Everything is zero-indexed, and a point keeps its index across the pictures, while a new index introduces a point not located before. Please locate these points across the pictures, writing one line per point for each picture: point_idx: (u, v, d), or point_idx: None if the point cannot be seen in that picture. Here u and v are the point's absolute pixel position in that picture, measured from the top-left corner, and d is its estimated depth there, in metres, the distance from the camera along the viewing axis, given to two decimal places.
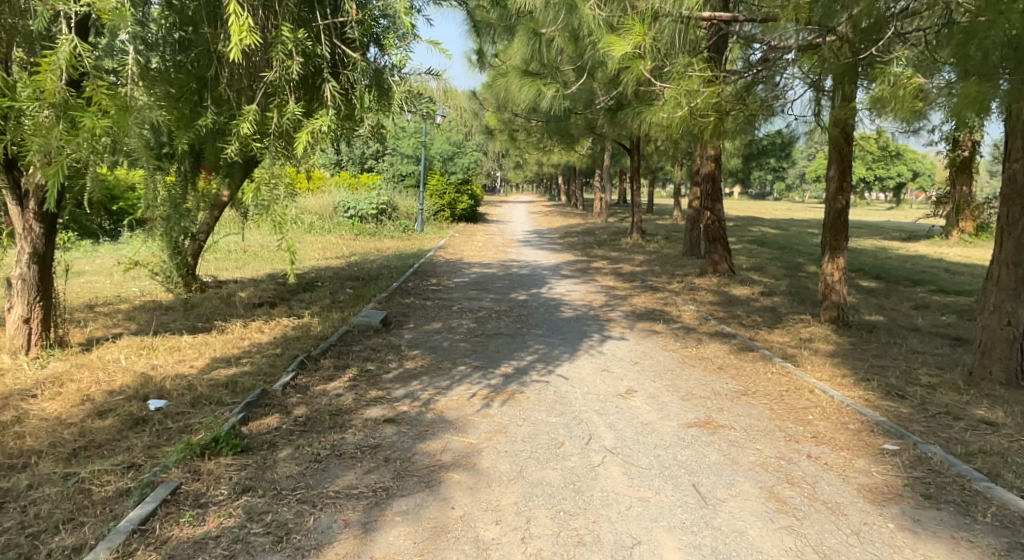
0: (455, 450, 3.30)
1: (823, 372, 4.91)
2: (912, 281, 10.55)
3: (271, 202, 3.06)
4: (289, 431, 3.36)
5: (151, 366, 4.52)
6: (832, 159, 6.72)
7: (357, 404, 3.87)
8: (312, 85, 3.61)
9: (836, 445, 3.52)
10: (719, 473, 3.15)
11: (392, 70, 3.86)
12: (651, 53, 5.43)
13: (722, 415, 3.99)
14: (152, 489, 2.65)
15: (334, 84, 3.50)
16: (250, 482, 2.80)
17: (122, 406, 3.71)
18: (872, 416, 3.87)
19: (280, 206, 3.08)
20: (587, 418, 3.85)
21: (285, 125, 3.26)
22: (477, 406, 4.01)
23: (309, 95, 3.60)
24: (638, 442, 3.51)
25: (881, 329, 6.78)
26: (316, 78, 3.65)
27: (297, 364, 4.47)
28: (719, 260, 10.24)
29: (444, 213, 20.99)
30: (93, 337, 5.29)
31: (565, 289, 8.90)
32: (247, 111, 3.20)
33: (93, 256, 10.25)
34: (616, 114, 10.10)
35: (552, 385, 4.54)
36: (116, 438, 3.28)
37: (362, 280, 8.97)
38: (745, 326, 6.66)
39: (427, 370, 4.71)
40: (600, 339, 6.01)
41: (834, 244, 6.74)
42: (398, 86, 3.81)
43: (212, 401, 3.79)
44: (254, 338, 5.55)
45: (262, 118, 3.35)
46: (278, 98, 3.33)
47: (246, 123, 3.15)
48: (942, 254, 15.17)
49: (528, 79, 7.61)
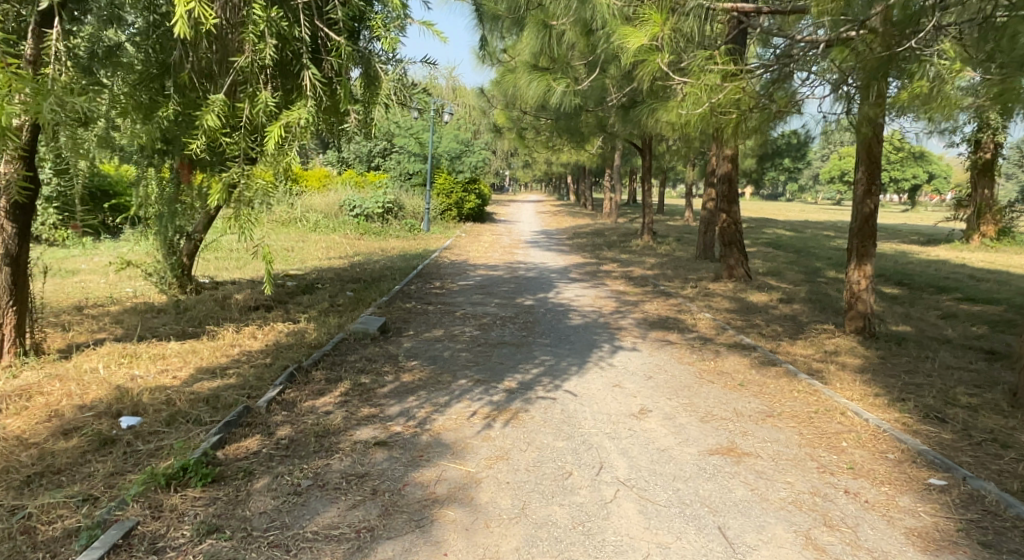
0: (451, 481, 2.97)
1: (853, 392, 4.55)
2: (936, 287, 10.13)
3: (240, 205, 2.79)
4: (268, 457, 3.03)
5: (130, 377, 4.22)
6: (860, 159, 6.38)
7: (346, 424, 3.54)
8: (289, 72, 3.30)
9: (876, 480, 3.16)
10: (747, 512, 2.81)
11: (381, 56, 3.54)
12: (670, 45, 5.02)
13: (746, 441, 3.65)
14: (102, 531, 2.35)
15: (315, 71, 3.18)
16: (217, 520, 2.49)
17: (90, 424, 3.40)
18: (913, 443, 3.51)
19: (250, 209, 2.81)
20: (599, 443, 3.51)
21: (258, 119, 2.97)
22: (478, 427, 3.68)
23: (287, 82, 3.29)
24: (654, 473, 3.17)
25: (910, 341, 6.40)
26: (294, 63, 3.35)
27: (286, 377, 4.15)
28: (735, 265, 9.86)
29: (452, 212, 20.70)
30: (75, 342, 5.00)
31: (574, 294, 8.56)
32: (215, 101, 2.92)
33: (90, 254, 10.00)
34: (628, 111, 9.73)
35: (560, 402, 4.20)
36: (78, 463, 2.97)
37: (364, 282, 8.66)
38: (764, 337, 6.30)
39: (425, 385, 4.39)
40: (611, 350, 5.66)
41: (861, 250, 6.38)
42: (389, 73, 3.49)
43: (189, 420, 3.46)
44: (244, 345, 5.25)
45: (233, 109, 3.06)
46: (250, 88, 3.04)
47: (212, 116, 2.86)
48: (965, 259, 14.67)
49: (537, 74, 7.25)
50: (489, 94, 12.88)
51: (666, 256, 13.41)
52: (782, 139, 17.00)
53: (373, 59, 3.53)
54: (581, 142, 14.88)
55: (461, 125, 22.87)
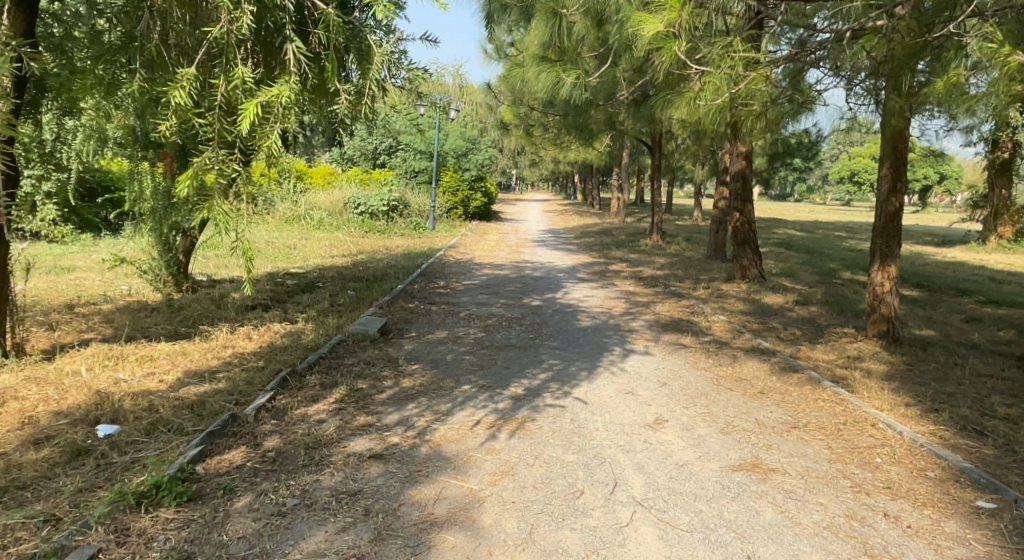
0: (451, 500, 2.71)
1: (882, 401, 4.26)
2: (957, 290, 9.79)
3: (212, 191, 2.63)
4: (252, 472, 2.78)
5: (113, 380, 3.97)
6: (885, 155, 6.09)
7: (339, 434, 3.29)
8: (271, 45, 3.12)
9: (917, 501, 2.89)
10: (778, 539, 2.54)
11: (371, 28, 3.36)
12: (687, 33, 4.77)
13: (771, 455, 3.38)
14: (59, 559, 2.12)
15: (298, 44, 2.99)
16: (189, 547, 2.24)
17: (64, 433, 3.16)
18: (954, 460, 3.23)
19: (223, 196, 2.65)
20: (612, 457, 3.25)
21: (233, 98, 2.79)
22: (481, 438, 3.41)
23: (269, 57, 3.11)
24: (674, 492, 2.91)
25: (936, 346, 6.10)
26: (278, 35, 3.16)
27: (278, 382, 3.90)
28: (748, 265, 9.56)
29: (457, 210, 20.45)
30: (60, 343, 4.76)
31: (583, 294, 8.29)
32: (185, 76, 2.74)
33: (88, 251, 9.79)
34: (640, 106, 9.43)
35: (569, 411, 3.93)
36: (45, 477, 2.72)
37: (366, 281, 8.42)
38: (782, 341, 6.01)
39: (426, 391, 4.13)
40: (622, 354, 5.39)
41: (885, 251, 6.10)
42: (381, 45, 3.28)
43: (170, 429, 3.21)
44: (238, 347, 5.01)
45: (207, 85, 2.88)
46: (225, 62, 2.85)
47: (180, 93, 2.68)
48: (984, 260, 14.27)
49: (546, 66, 6.96)
50: (496, 90, 12.61)
51: (676, 255, 13.12)
52: (795, 138, 16.66)
53: (364, 31, 3.36)
54: (589, 139, 14.60)
55: (467, 123, 22.61)
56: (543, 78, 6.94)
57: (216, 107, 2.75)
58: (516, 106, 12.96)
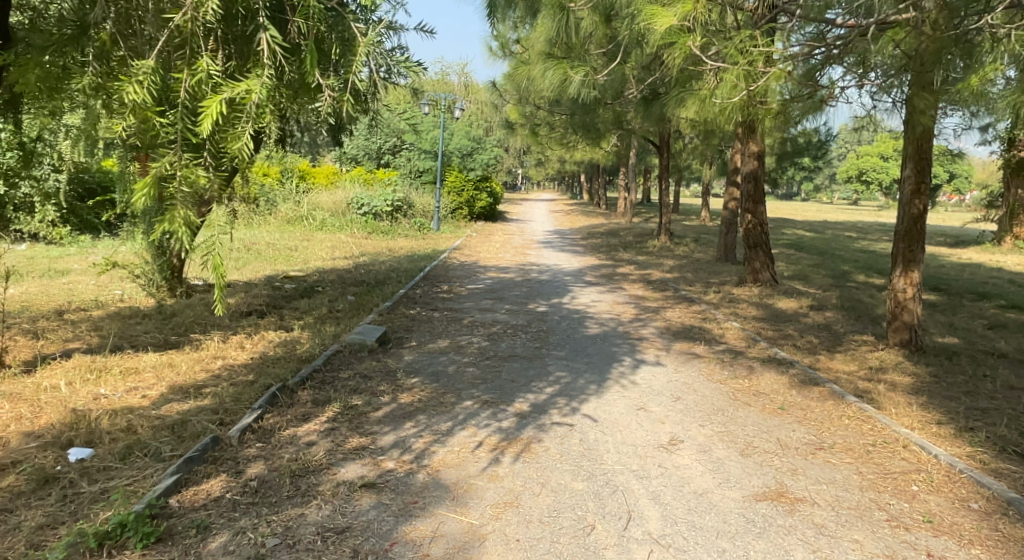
0: (449, 537, 2.47)
1: (912, 419, 3.99)
2: (977, 294, 9.48)
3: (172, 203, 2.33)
4: (231, 506, 2.54)
5: (92, 396, 3.74)
6: (907, 155, 5.81)
7: (329, 459, 3.05)
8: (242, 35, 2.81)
9: (962, 539, 2.63)
10: None
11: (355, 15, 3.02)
12: (701, 27, 4.56)
13: (797, 482, 3.12)
14: None
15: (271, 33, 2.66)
16: None
17: (32, 458, 2.92)
18: (999, 489, 2.97)
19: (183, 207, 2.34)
20: (625, 485, 2.99)
21: (197, 93, 2.47)
22: (483, 463, 3.16)
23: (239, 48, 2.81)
24: (694, 527, 2.65)
25: (961, 355, 5.82)
26: (250, 24, 2.85)
27: (267, 399, 3.66)
28: (760, 268, 9.28)
29: (462, 211, 20.21)
30: (42, 353, 4.54)
31: (590, 299, 8.03)
32: (142, 71, 2.43)
33: (85, 253, 9.58)
34: (650, 102, 9.17)
35: (577, 430, 3.68)
36: (4, 511, 2.49)
37: (367, 286, 8.18)
38: (800, 351, 5.74)
39: (425, 407, 3.89)
40: (633, 365, 5.13)
41: (907, 255, 5.82)
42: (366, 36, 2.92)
43: (147, 454, 2.97)
44: (229, 358, 4.78)
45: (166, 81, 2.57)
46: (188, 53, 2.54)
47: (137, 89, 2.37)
48: (1001, 262, 13.92)
49: (553, 62, 6.68)
50: (502, 88, 12.34)
51: (685, 257, 12.83)
52: (805, 136, 16.33)
53: (348, 20, 3.01)
54: (597, 139, 14.32)
55: (473, 122, 22.35)
56: (550, 75, 6.66)
57: (178, 106, 2.44)
58: (521, 105, 12.68)
